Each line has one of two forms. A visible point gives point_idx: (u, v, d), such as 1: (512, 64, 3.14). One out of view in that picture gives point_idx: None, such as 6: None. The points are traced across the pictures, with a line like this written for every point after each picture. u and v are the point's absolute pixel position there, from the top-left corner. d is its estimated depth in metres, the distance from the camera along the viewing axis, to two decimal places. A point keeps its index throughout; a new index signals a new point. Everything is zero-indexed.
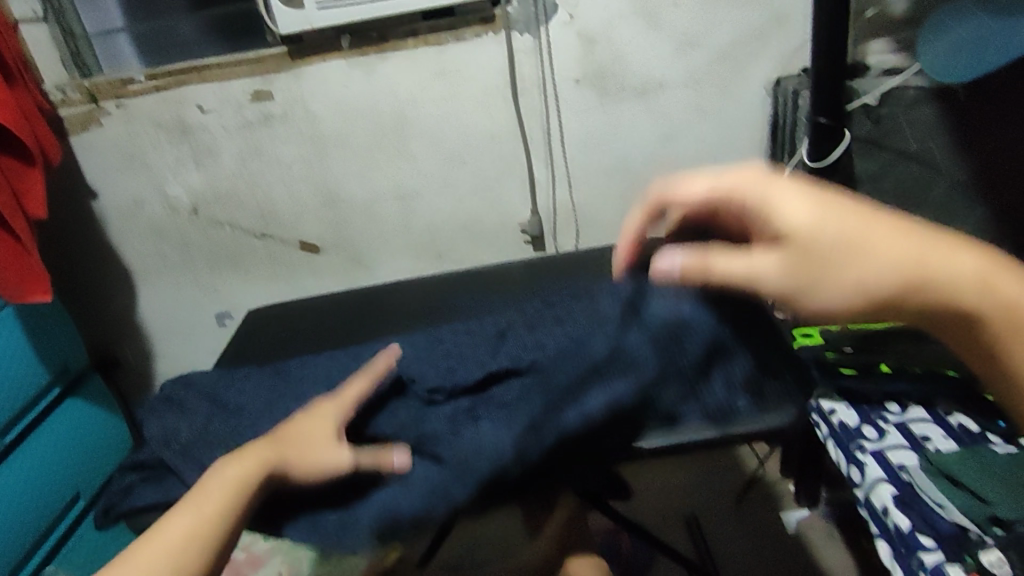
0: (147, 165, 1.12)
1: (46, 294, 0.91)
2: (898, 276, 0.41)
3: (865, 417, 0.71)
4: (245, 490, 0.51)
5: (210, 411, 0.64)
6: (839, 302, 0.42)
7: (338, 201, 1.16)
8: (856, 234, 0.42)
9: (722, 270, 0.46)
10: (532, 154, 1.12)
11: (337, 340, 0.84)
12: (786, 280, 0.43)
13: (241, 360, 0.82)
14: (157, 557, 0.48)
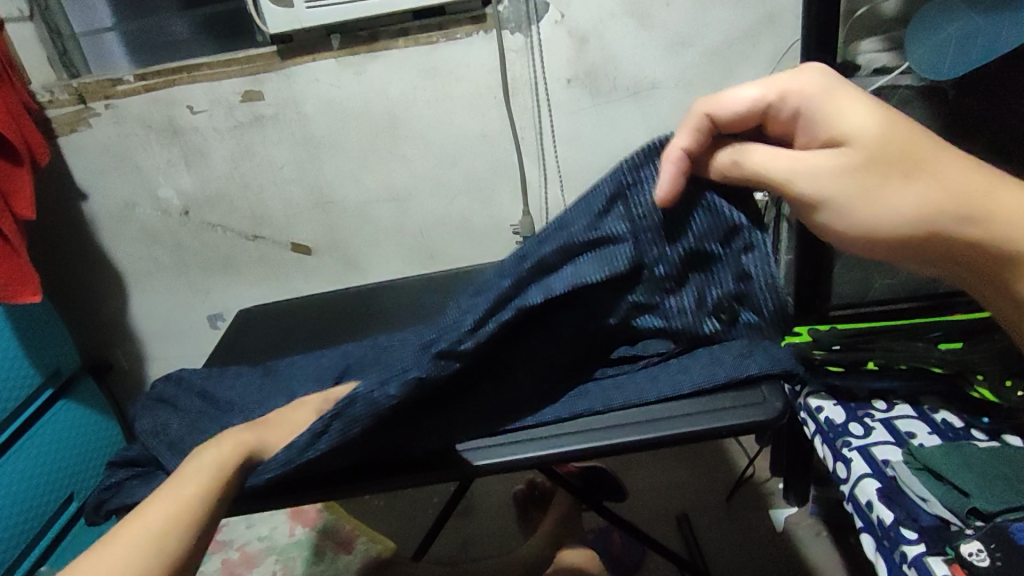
0: (137, 166, 1.12)
1: (36, 295, 0.91)
2: (952, 205, 0.42)
3: (851, 414, 0.73)
4: (225, 469, 0.49)
5: (201, 410, 0.65)
6: (886, 223, 0.43)
7: (330, 202, 1.16)
8: (920, 155, 0.42)
9: (764, 175, 0.44)
10: (524, 154, 1.12)
11: (328, 340, 0.84)
12: (841, 191, 0.42)
13: (232, 358, 0.82)
14: (134, 538, 0.46)
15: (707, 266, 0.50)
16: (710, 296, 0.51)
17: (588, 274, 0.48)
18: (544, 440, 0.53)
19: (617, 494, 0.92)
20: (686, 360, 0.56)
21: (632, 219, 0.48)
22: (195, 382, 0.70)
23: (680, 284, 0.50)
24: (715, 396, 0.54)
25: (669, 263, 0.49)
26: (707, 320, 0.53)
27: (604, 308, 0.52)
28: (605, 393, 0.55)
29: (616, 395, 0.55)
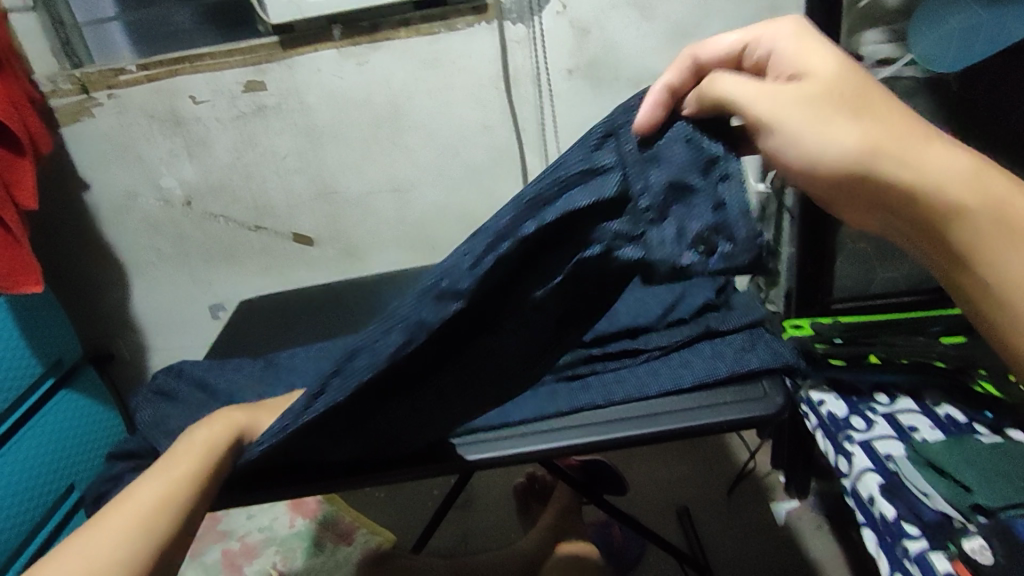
0: (140, 157, 1.12)
1: (38, 285, 0.91)
2: (895, 149, 0.41)
3: (853, 408, 0.72)
4: (214, 450, 0.50)
5: (201, 402, 0.65)
6: (832, 155, 0.42)
7: (332, 193, 1.16)
8: (869, 99, 0.42)
9: (734, 101, 0.43)
10: (525, 146, 1.12)
11: (327, 332, 0.83)
12: (793, 111, 0.41)
13: (232, 351, 0.82)
14: (127, 519, 0.44)
15: (685, 194, 0.44)
16: (689, 231, 0.44)
17: (577, 199, 0.44)
18: (546, 436, 0.53)
19: (618, 488, 0.92)
20: (687, 355, 0.56)
21: (616, 145, 0.45)
22: (193, 373, 0.70)
23: (657, 214, 0.44)
24: (715, 391, 0.53)
25: (650, 191, 0.44)
26: (689, 255, 0.44)
27: (575, 244, 0.46)
28: (607, 387, 0.55)
29: (618, 387, 0.54)
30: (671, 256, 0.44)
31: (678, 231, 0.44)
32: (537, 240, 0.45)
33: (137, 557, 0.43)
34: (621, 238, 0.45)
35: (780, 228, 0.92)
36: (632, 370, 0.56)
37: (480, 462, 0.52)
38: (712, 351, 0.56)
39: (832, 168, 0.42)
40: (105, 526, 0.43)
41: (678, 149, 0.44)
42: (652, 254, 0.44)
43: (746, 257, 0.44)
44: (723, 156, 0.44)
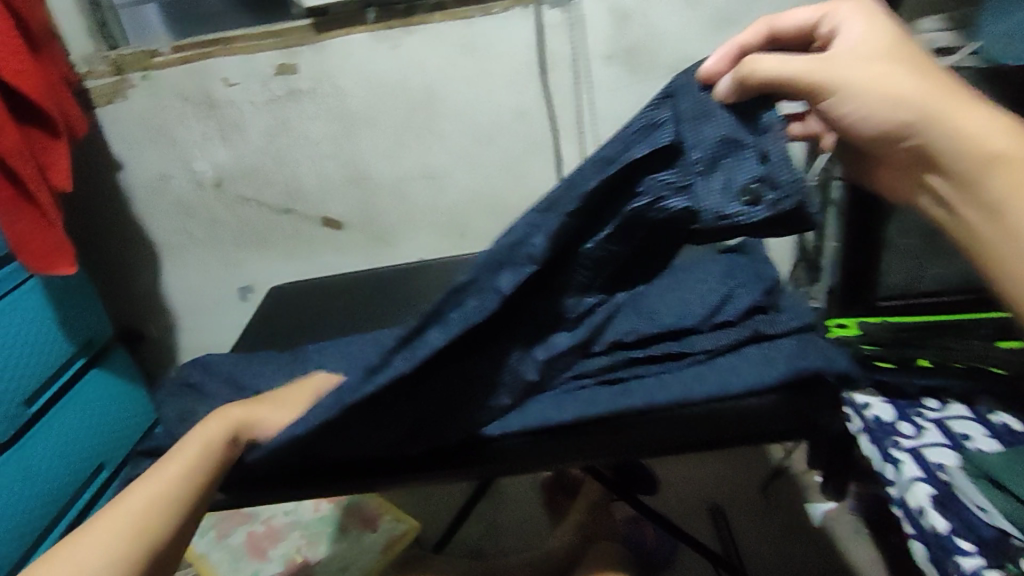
0: (173, 140, 1.12)
1: (71, 267, 0.91)
2: (930, 97, 0.41)
3: (901, 413, 0.69)
4: (212, 450, 0.49)
5: (230, 393, 0.64)
6: (878, 108, 0.41)
7: (364, 178, 1.14)
8: (911, 60, 0.42)
9: (779, 68, 0.43)
10: (560, 133, 1.09)
11: (357, 326, 0.82)
12: (835, 72, 0.42)
13: (262, 342, 0.82)
14: (120, 523, 0.44)
15: (732, 147, 0.45)
16: (736, 183, 0.45)
17: (634, 152, 0.45)
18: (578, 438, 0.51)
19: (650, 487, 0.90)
20: (736, 362, 0.52)
21: (673, 104, 0.47)
22: (226, 363, 0.69)
23: (707, 167, 0.46)
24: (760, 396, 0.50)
25: (700, 146, 0.46)
26: (734, 206, 0.45)
27: (628, 194, 0.47)
28: (650, 391, 0.51)
29: (660, 389, 0.51)
30: (718, 207, 0.45)
31: (727, 183, 0.45)
32: (599, 196, 0.46)
33: (123, 562, 0.43)
34: (672, 190, 0.46)
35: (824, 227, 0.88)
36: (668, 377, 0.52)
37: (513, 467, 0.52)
38: (761, 354, 0.53)
39: (877, 120, 0.42)
40: (106, 528, 0.44)
41: (725, 107, 0.46)
42: (700, 206, 0.46)
43: (789, 206, 0.44)
44: (768, 110, 0.45)
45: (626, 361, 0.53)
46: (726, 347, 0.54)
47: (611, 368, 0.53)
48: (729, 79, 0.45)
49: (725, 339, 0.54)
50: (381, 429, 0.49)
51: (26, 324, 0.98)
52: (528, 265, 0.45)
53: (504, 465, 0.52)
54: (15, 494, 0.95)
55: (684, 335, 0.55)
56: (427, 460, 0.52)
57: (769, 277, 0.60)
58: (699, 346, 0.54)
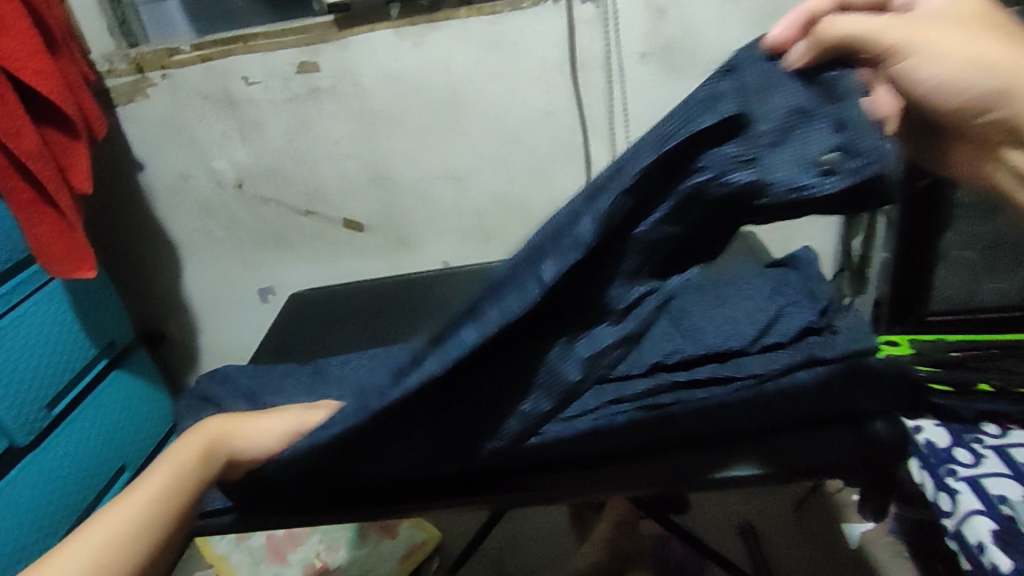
0: (193, 138, 1.10)
1: (92, 270, 0.89)
2: (1009, 58, 0.35)
3: (958, 438, 0.66)
4: (178, 469, 0.44)
5: (247, 409, 0.61)
6: (959, 76, 0.35)
7: (386, 179, 1.12)
8: (977, 25, 0.37)
9: (866, 23, 0.36)
10: (590, 133, 1.05)
11: (379, 337, 0.79)
12: (912, 33, 0.35)
13: (282, 351, 0.79)
14: (74, 551, 0.39)
15: (802, 115, 0.37)
16: (808, 153, 0.36)
17: (697, 125, 0.37)
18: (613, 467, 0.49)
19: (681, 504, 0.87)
20: (784, 394, 0.48)
21: (734, 72, 0.38)
22: (243, 376, 0.66)
23: (774, 136, 0.37)
24: (795, 436, 0.49)
25: (763, 113, 0.37)
26: (806, 178, 0.36)
27: (684, 171, 0.38)
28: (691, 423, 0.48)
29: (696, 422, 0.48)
30: (787, 179, 0.36)
31: (797, 153, 0.36)
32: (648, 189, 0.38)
33: None
34: (736, 166, 0.37)
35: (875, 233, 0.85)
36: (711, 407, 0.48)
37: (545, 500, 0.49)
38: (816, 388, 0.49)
39: (954, 91, 0.35)
40: (56, 560, 0.39)
41: (793, 70, 0.38)
42: (764, 182, 0.37)
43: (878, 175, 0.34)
44: (845, 71, 0.36)
45: (667, 384, 0.48)
46: (779, 371, 0.49)
47: (652, 390, 0.47)
48: (803, 42, 0.38)
49: (780, 363, 0.49)
50: (408, 455, 0.46)
51: (47, 326, 0.96)
52: (574, 252, 0.39)
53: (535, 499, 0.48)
54: (36, 497, 0.94)
55: (730, 356, 0.50)
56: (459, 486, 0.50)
57: (824, 295, 0.55)
58: (747, 371, 0.49)
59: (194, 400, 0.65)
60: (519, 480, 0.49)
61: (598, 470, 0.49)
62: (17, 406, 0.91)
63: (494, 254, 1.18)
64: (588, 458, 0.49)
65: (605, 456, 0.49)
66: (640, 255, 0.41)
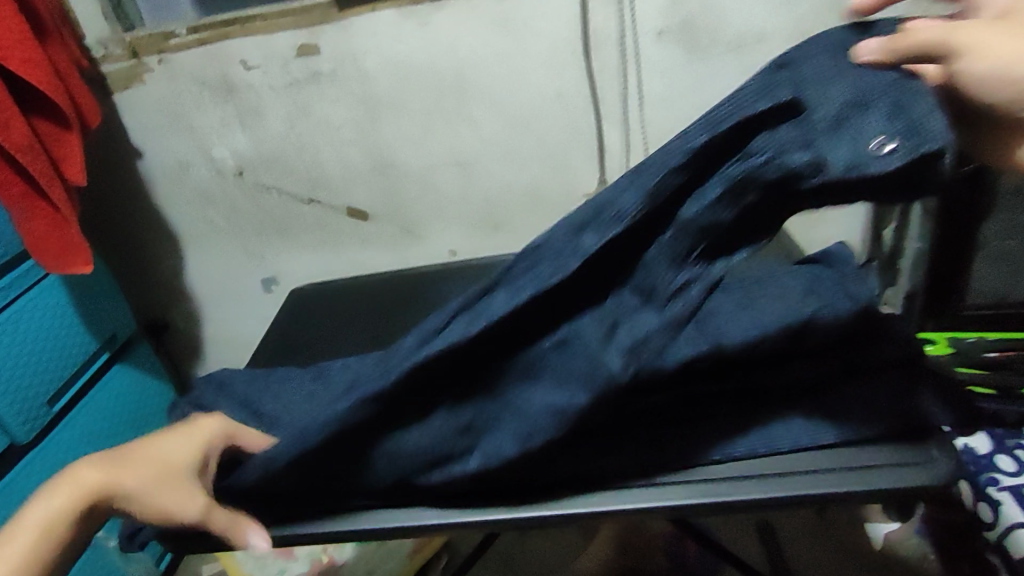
0: (191, 125, 1.06)
1: (88, 266, 0.86)
2: None
3: (1001, 446, 0.64)
4: (50, 540, 0.41)
5: (244, 417, 0.58)
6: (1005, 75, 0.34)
7: (390, 166, 1.07)
8: None
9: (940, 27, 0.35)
10: (603, 118, 1.00)
11: (381, 339, 0.76)
12: (987, 35, 0.35)
13: (283, 353, 0.76)
14: None
15: (859, 99, 0.35)
16: (864, 133, 0.34)
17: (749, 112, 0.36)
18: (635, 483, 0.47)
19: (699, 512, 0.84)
20: (836, 399, 0.48)
21: (791, 69, 0.37)
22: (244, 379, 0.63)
23: (829, 121, 0.35)
24: (856, 453, 0.47)
25: (817, 101, 0.36)
26: (863, 158, 0.34)
27: (734, 155, 0.37)
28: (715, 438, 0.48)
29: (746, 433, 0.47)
30: (842, 161, 0.34)
31: (851, 137, 0.34)
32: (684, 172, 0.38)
33: None
34: (787, 151, 0.36)
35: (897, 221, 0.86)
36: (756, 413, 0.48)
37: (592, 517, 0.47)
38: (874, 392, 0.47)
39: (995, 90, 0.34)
40: None
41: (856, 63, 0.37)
42: (818, 165, 0.35)
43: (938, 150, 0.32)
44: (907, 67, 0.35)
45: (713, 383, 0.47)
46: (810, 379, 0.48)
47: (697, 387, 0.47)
48: (874, 45, 0.37)
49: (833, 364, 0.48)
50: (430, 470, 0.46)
51: (44, 322, 0.92)
52: (615, 224, 0.39)
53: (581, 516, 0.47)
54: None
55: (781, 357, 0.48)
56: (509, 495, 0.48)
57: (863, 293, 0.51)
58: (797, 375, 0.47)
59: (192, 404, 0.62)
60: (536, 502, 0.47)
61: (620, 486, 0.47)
62: (17, 404, 0.89)
63: (503, 243, 1.14)
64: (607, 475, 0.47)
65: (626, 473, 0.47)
66: (685, 241, 0.40)
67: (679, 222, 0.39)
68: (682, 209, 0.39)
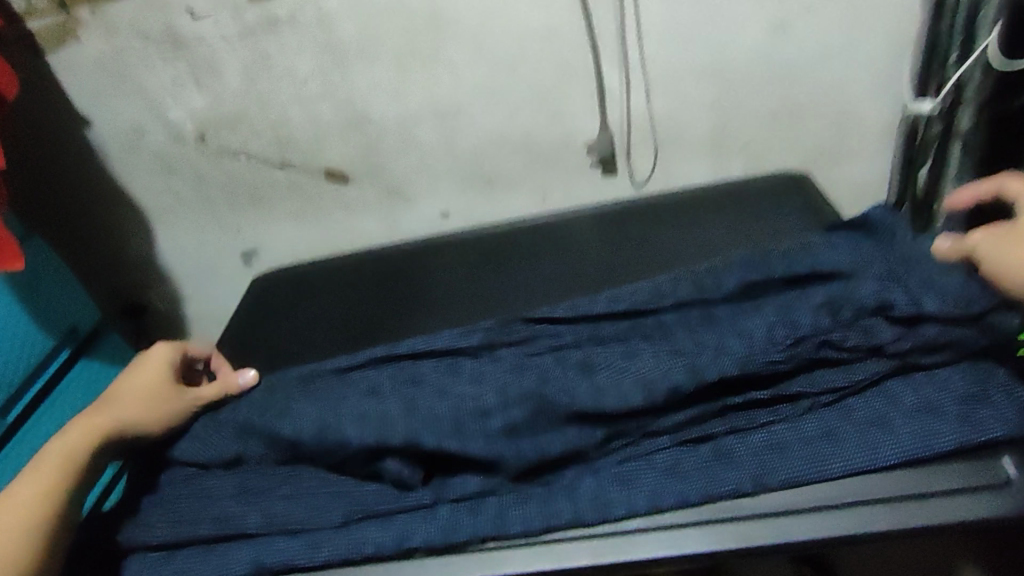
0: (141, 88, 0.94)
1: (19, 262, 0.74)
2: None
3: None
4: (70, 465, 0.52)
5: (242, 448, 0.54)
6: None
7: (365, 122, 0.95)
8: None
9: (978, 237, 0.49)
10: (601, 55, 0.87)
11: (344, 346, 0.68)
12: None
13: (271, 359, 0.69)
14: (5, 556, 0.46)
15: (908, 279, 0.50)
16: (949, 296, 0.48)
17: (821, 259, 0.53)
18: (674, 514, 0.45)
19: None
20: (879, 409, 0.47)
21: (879, 240, 0.54)
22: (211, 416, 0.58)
23: (925, 289, 0.49)
24: (915, 474, 0.45)
25: (925, 282, 0.49)
26: (936, 304, 0.48)
27: (831, 279, 0.52)
28: (758, 457, 0.46)
29: (791, 455, 0.46)
30: (934, 307, 0.48)
31: (936, 294, 0.48)
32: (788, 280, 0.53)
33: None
34: (885, 292, 0.49)
35: (948, 161, 0.91)
36: (795, 432, 0.47)
37: (632, 564, 0.44)
38: (918, 399, 0.47)
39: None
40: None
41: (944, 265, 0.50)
42: (902, 296, 0.49)
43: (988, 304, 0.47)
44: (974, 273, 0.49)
45: (736, 399, 0.48)
46: (857, 386, 0.48)
47: (723, 402, 0.48)
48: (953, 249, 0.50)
49: (864, 372, 0.48)
50: (477, 508, 0.48)
51: None
52: (715, 292, 0.54)
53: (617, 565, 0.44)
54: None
55: (809, 369, 0.49)
56: (531, 550, 0.46)
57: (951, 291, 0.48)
58: (826, 385, 0.48)
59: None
60: (565, 542, 0.45)
61: (657, 519, 0.45)
62: None
63: (498, 203, 1.03)
64: (642, 506, 0.45)
65: (663, 500, 0.45)
66: (785, 326, 0.49)
67: (792, 317, 0.50)
68: (802, 317, 0.49)
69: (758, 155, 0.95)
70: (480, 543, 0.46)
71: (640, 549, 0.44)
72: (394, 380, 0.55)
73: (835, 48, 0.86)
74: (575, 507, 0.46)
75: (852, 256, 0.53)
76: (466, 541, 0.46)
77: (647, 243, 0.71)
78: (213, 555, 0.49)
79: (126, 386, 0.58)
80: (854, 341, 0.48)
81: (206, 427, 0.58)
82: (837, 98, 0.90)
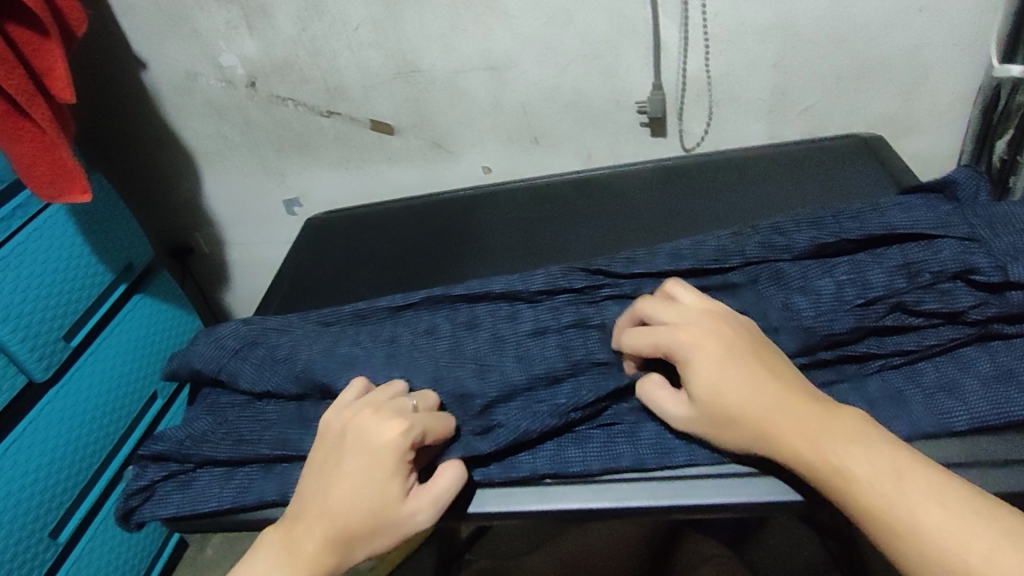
0: (196, 30, 0.94)
1: (86, 195, 0.73)
2: (751, 436, 0.43)
3: None
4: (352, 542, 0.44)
5: None
6: (670, 406, 0.46)
7: (414, 72, 0.94)
8: (725, 393, 0.44)
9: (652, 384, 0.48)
10: (659, 9, 0.84)
11: (396, 286, 0.69)
12: (701, 416, 0.45)
13: (325, 296, 0.70)
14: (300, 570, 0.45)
15: (990, 244, 0.48)
16: None
17: (895, 219, 0.52)
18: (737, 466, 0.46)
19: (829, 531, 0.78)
20: (950, 372, 0.46)
21: (958, 194, 0.54)
22: (265, 346, 0.56)
23: (1011, 255, 0.48)
24: (983, 438, 0.45)
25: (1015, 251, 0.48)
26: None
27: (914, 240, 0.50)
28: None
29: None
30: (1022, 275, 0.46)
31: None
32: (865, 241, 0.51)
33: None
34: (967, 255, 0.48)
35: None
36: (860, 391, 0.47)
37: (686, 509, 0.45)
38: (995, 366, 0.46)
39: (725, 441, 0.44)
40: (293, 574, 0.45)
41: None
42: (986, 261, 0.48)
43: None
44: None
45: (802, 359, 0.49)
46: (931, 349, 0.48)
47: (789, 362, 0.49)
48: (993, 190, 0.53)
49: (937, 338, 0.48)
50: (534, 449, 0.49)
51: (55, 250, 0.83)
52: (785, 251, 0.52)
53: (669, 509, 0.46)
54: (53, 445, 0.84)
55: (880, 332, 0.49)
56: (588, 489, 0.48)
57: None
58: (895, 346, 0.48)
59: (211, 365, 0.57)
60: (621, 485, 0.47)
61: (713, 468, 0.47)
62: (29, 340, 0.80)
63: (543, 160, 1.02)
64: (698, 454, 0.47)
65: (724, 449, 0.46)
66: (857, 286, 0.49)
67: (869, 280, 0.49)
68: (877, 279, 0.49)
69: (815, 120, 0.92)
70: (538, 479, 0.48)
71: (698, 496, 0.45)
72: (452, 322, 0.56)
73: (908, 7, 0.82)
74: (632, 452, 0.48)
75: (931, 214, 0.51)
76: (526, 478, 0.48)
77: (707, 199, 0.70)
78: (270, 473, 0.51)
79: (371, 477, 0.45)
80: (933, 304, 0.48)
81: (261, 353, 0.56)
82: (904, 63, 0.86)
